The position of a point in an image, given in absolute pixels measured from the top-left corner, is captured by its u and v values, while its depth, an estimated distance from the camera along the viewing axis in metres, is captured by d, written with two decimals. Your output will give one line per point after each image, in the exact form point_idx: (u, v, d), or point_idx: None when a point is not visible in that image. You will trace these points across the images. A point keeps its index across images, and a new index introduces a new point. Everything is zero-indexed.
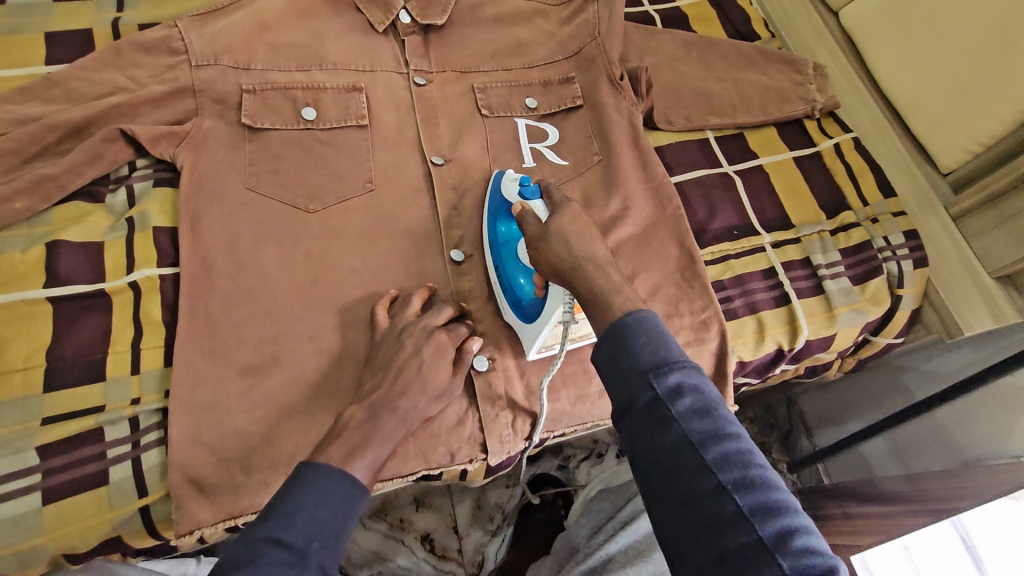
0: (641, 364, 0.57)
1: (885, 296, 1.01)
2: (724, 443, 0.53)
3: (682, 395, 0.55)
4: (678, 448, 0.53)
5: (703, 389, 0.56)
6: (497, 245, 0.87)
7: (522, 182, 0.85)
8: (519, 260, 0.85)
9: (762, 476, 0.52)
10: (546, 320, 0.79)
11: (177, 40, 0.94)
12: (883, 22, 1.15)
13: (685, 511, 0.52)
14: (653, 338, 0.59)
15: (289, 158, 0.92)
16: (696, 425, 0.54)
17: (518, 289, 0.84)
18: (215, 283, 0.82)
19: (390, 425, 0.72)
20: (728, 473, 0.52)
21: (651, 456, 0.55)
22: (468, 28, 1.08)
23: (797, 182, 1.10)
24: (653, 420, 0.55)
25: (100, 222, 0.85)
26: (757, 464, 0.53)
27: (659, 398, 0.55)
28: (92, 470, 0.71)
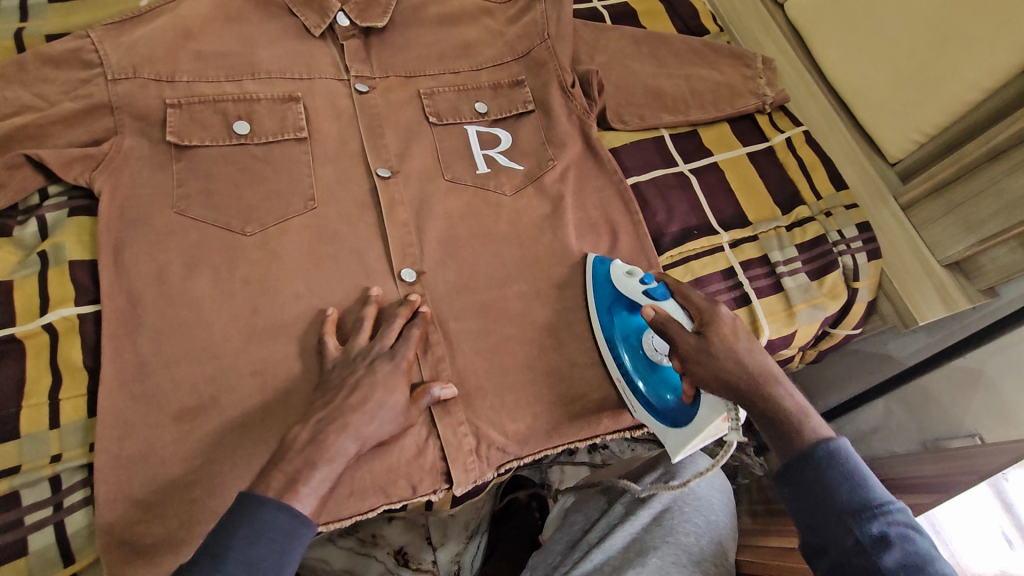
0: (840, 503, 0.61)
1: (842, 290, 1.01)
2: (889, 521, 0.60)
3: (839, 464, 0.63)
4: (829, 505, 0.62)
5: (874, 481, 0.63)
6: (615, 341, 0.84)
7: (643, 279, 0.82)
8: (648, 366, 0.81)
9: (941, 574, 0.57)
10: (696, 427, 0.73)
11: (89, 52, 0.87)
12: (828, 15, 1.15)
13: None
14: (844, 471, 0.63)
15: (222, 178, 0.86)
16: (855, 494, 0.62)
17: (653, 395, 0.80)
18: (142, 319, 0.75)
19: (337, 443, 0.67)
20: (876, 534, 0.59)
21: (812, 512, 0.63)
22: (412, 31, 1.04)
23: (752, 179, 1.08)
24: (811, 487, 0.63)
25: (8, 258, 0.76)
26: (918, 540, 0.60)
27: (813, 465, 0.64)
28: (7, 541, 0.65)
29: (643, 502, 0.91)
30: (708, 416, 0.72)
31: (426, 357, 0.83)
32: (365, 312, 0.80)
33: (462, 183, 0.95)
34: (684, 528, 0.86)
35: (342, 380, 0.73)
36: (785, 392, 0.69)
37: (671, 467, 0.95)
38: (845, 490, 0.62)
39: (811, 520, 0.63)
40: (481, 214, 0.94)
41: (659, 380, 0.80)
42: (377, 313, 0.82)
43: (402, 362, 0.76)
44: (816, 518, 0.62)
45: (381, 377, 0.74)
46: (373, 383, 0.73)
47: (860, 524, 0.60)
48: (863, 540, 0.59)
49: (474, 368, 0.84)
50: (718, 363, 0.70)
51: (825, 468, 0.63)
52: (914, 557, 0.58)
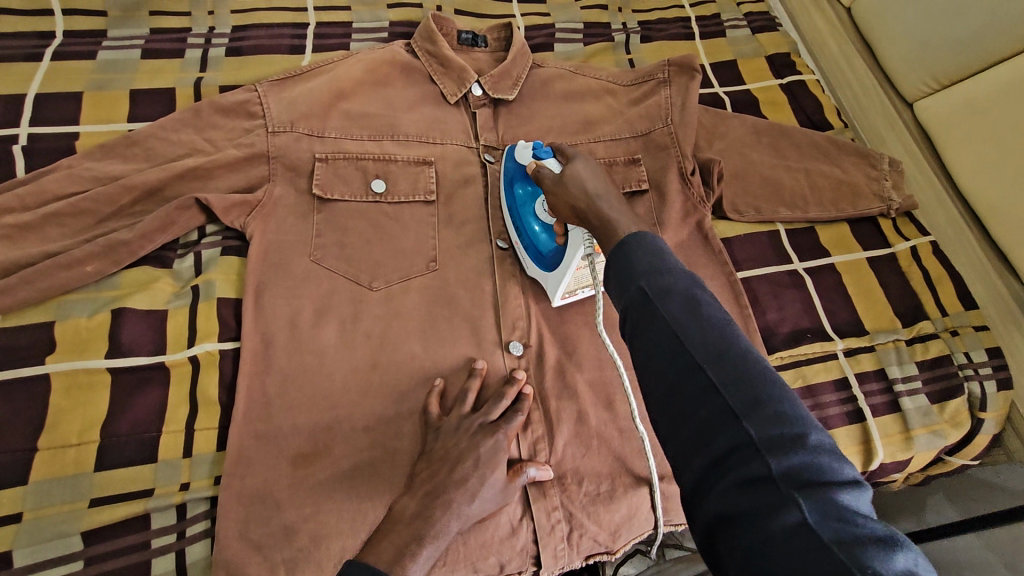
0: (637, 275, 0.54)
1: (965, 418, 0.94)
2: (676, 275, 0.53)
3: (639, 245, 0.56)
4: (631, 276, 0.54)
5: (663, 246, 0.56)
6: (513, 208, 0.92)
7: (535, 146, 0.90)
8: (536, 222, 0.89)
9: (721, 317, 0.51)
10: (567, 266, 0.83)
11: (254, 104, 0.96)
12: (964, 122, 1.11)
13: (654, 361, 0.51)
14: (648, 247, 0.55)
15: (355, 233, 0.91)
16: (650, 263, 0.54)
17: (537, 241, 0.88)
18: (273, 362, 0.80)
19: (444, 519, 0.69)
20: (689, 316, 0.50)
21: (619, 298, 0.55)
22: (537, 104, 1.10)
23: (871, 286, 1.04)
24: (617, 269, 0.56)
25: (165, 289, 0.83)
26: (703, 289, 0.52)
27: (626, 246, 0.57)
28: (135, 561, 0.70)
29: None
30: (575, 245, 0.81)
31: (526, 433, 0.83)
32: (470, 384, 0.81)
33: None
34: None
35: (447, 450, 0.74)
36: (615, 205, 0.67)
37: None
38: (643, 262, 0.54)
39: (630, 329, 0.53)
40: None
41: (538, 231, 0.88)
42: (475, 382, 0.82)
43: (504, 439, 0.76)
44: (624, 303, 0.54)
45: (484, 452, 0.74)
46: (477, 457, 0.74)
47: (645, 294, 0.52)
48: (652, 299, 0.52)
49: (572, 451, 0.83)
50: (570, 191, 0.72)
51: (629, 254, 0.56)
52: (711, 323, 0.50)
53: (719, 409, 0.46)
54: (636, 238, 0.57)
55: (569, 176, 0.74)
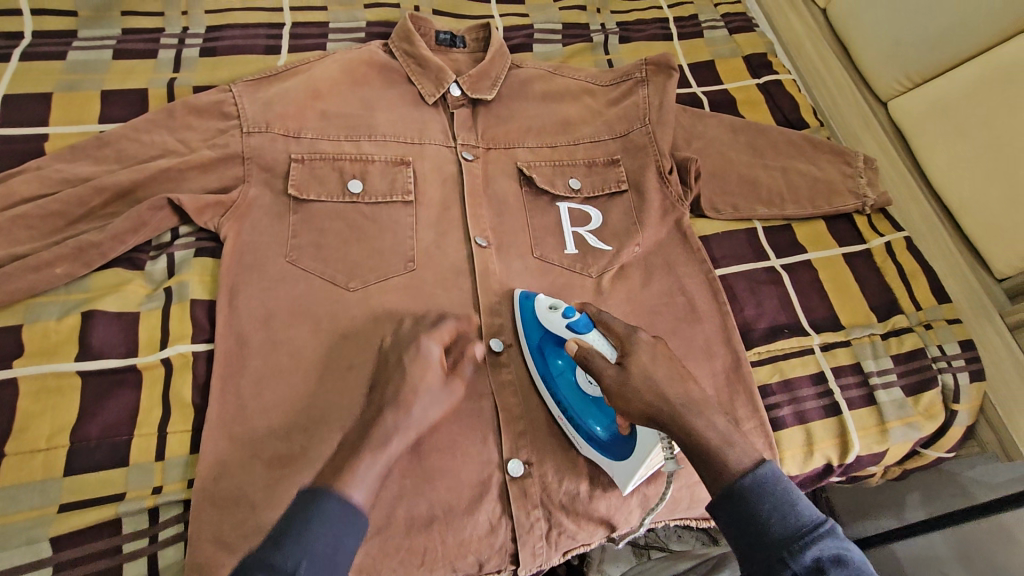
0: (773, 535, 0.62)
1: (939, 410, 0.96)
2: (823, 546, 0.62)
3: (769, 494, 0.64)
4: (767, 546, 0.62)
5: (794, 491, 0.65)
6: (551, 380, 0.83)
7: (565, 313, 0.81)
8: (585, 399, 0.80)
9: (859, 566, 0.62)
10: (640, 459, 0.75)
11: (229, 105, 0.95)
12: (937, 121, 1.13)
13: None
14: (778, 498, 0.64)
15: (332, 233, 0.91)
16: (784, 522, 0.63)
17: (596, 428, 0.79)
18: (247, 363, 0.79)
19: (382, 434, 0.73)
20: (816, 554, 0.61)
21: (749, 544, 0.63)
22: (516, 104, 1.10)
23: (847, 281, 1.05)
24: (741, 518, 0.64)
25: (137, 291, 0.82)
26: (846, 552, 0.62)
27: (750, 495, 0.64)
28: (106, 566, 0.68)
29: None
30: (650, 439, 0.74)
31: (506, 431, 0.82)
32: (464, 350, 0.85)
33: (551, 262, 0.98)
34: None
35: None
36: (705, 424, 0.68)
37: None
38: (777, 520, 0.63)
39: (747, 555, 0.64)
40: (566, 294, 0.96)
41: (588, 413, 0.80)
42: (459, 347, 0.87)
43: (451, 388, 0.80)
44: (755, 550, 0.63)
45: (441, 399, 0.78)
46: None
47: (782, 540, 0.62)
48: (800, 574, 0.61)
49: (552, 449, 0.82)
50: (641, 397, 0.70)
51: (753, 498, 0.64)
52: (840, 555, 0.62)
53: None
54: (768, 482, 0.65)
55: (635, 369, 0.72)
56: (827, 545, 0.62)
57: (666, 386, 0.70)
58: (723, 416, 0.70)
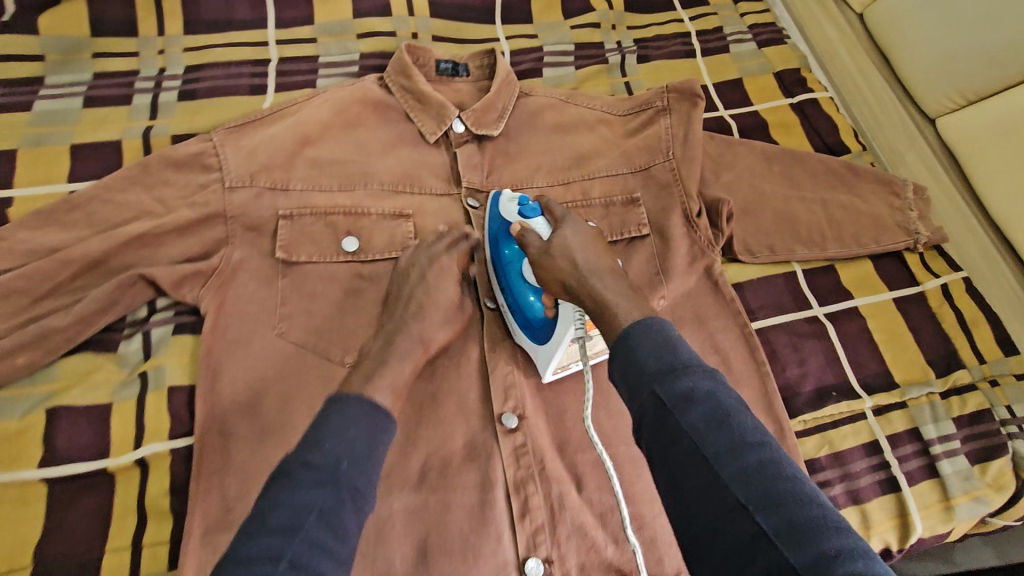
0: (651, 375, 0.51)
1: (1009, 480, 0.85)
2: (697, 379, 0.51)
3: (649, 336, 0.54)
4: (643, 383, 0.51)
5: (679, 338, 0.54)
6: (499, 264, 0.81)
7: (520, 202, 0.78)
8: (523, 284, 0.78)
9: (737, 409, 0.50)
10: (557, 341, 0.73)
11: (210, 156, 0.86)
12: (993, 143, 1.01)
13: (672, 459, 0.49)
14: (659, 342, 0.54)
15: (326, 298, 0.82)
16: (665, 362, 0.52)
17: (527, 310, 0.77)
18: (234, 457, 0.71)
19: (404, 345, 0.74)
20: (710, 410, 0.49)
21: (627, 396, 0.53)
22: (525, 138, 1.00)
23: (899, 330, 0.94)
24: (624, 367, 0.54)
25: (109, 378, 0.74)
26: (727, 396, 0.51)
27: (632, 336, 0.54)
28: None
29: None
30: (567, 321, 0.71)
31: (525, 524, 0.73)
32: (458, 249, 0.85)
33: None
34: None
35: None
36: (611, 286, 0.61)
37: None
38: (655, 361, 0.52)
39: (638, 415, 0.52)
40: None
41: (522, 294, 0.78)
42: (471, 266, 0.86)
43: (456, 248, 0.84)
44: (634, 399, 0.52)
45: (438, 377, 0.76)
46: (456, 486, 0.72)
47: (660, 393, 0.50)
48: (673, 407, 0.50)
49: (575, 544, 0.74)
50: (557, 264, 0.66)
51: (635, 344, 0.54)
52: (721, 413, 0.49)
53: (714, 499, 0.46)
54: (649, 324, 0.55)
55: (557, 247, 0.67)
56: (703, 381, 0.51)
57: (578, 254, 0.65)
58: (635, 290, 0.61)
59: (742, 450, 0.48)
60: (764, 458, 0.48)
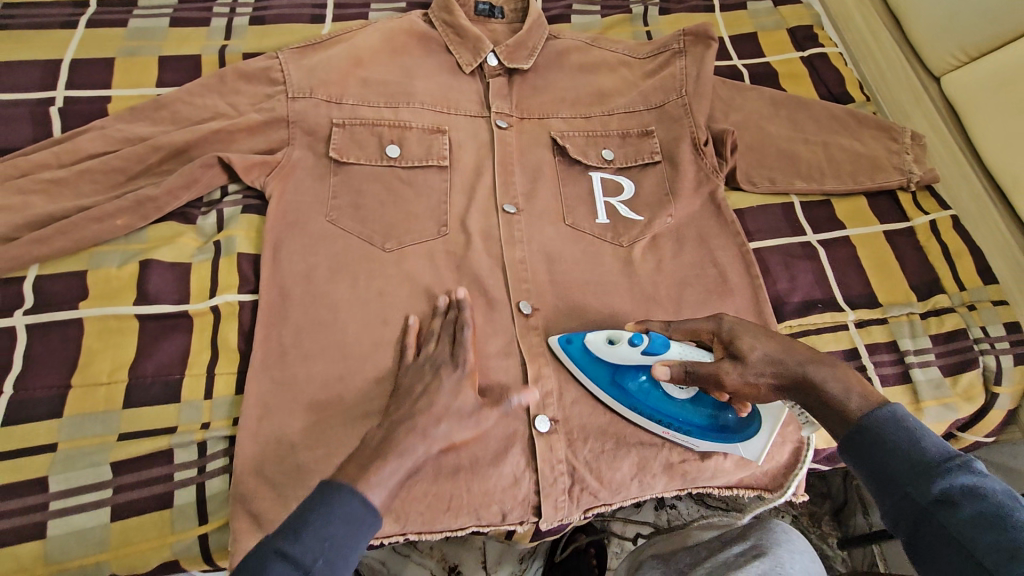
0: (906, 470, 0.57)
1: (978, 392, 0.93)
2: (959, 482, 0.55)
3: (898, 432, 0.60)
4: (894, 482, 0.58)
5: (931, 434, 0.59)
6: (641, 404, 0.83)
7: (633, 340, 0.81)
8: (684, 408, 0.81)
9: (1009, 503, 0.53)
10: (767, 431, 0.79)
11: (275, 71, 0.97)
12: (990, 96, 1.08)
13: (948, 561, 0.53)
14: (910, 436, 0.59)
15: (370, 194, 0.94)
16: (914, 457, 0.58)
17: (710, 424, 0.81)
18: (288, 313, 0.84)
19: (406, 440, 0.71)
20: (960, 482, 0.54)
21: (878, 488, 0.59)
22: (552, 75, 1.09)
23: (886, 258, 1.03)
24: (871, 461, 0.60)
25: (190, 243, 0.89)
26: (989, 486, 0.54)
27: (877, 434, 0.61)
28: (159, 491, 0.75)
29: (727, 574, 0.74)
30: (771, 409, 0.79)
31: (535, 387, 0.85)
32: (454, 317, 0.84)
33: (581, 229, 0.97)
34: None
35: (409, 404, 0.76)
36: (835, 379, 0.69)
37: (766, 543, 0.77)
38: (908, 453, 0.58)
39: (891, 501, 0.58)
40: (597, 261, 0.96)
41: (694, 417, 0.81)
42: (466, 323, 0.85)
43: (465, 372, 0.78)
44: (886, 498, 0.58)
45: (443, 375, 0.78)
46: (436, 381, 0.77)
47: (918, 483, 0.56)
48: (931, 506, 0.55)
49: (577, 409, 0.85)
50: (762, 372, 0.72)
51: (880, 437, 0.61)
52: (980, 504, 0.53)
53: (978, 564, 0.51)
54: (891, 420, 0.61)
55: (745, 346, 0.74)
56: (960, 479, 0.55)
57: (783, 355, 0.72)
58: (835, 363, 0.70)
59: (1022, 552, 0.49)
60: None
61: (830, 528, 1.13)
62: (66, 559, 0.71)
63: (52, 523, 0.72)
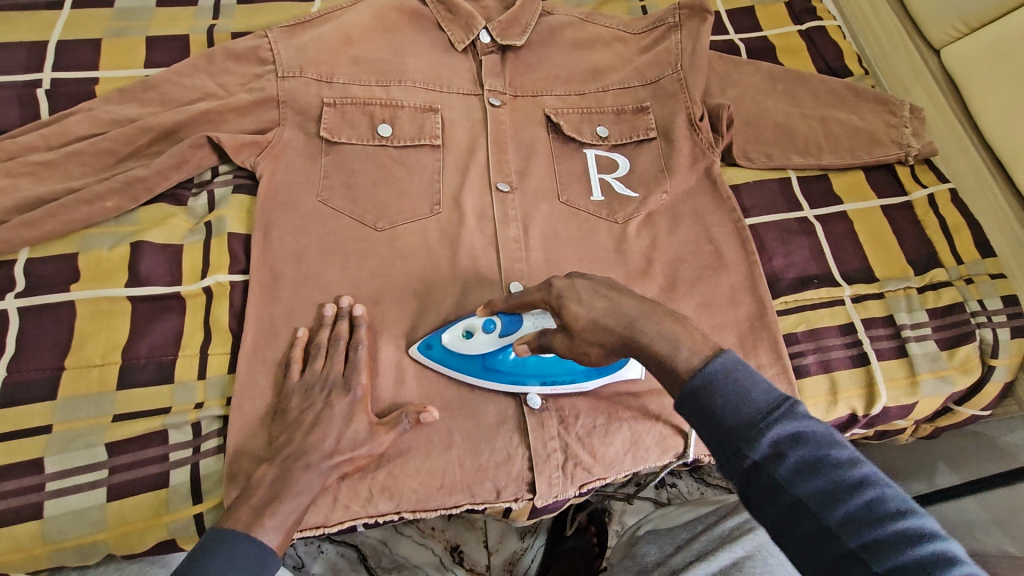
0: (735, 427, 0.49)
1: (976, 365, 0.93)
2: (783, 431, 0.48)
3: (724, 383, 0.51)
4: (726, 440, 0.49)
5: (754, 374, 0.52)
6: (523, 378, 0.81)
7: (485, 326, 0.80)
8: (551, 364, 0.81)
9: (829, 445, 0.48)
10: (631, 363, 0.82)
11: (265, 50, 0.95)
12: (992, 67, 1.05)
13: (773, 521, 0.47)
14: (740, 387, 0.51)
15: (362, 174, 0.93)
16: (741, 410, 0.50)
17: (581, 372, 0.81)
18: (281, 294, 0.84)
19: (304, 478, 0.72)
20: (791, 433, 0.48)
21: (710, 446, 0.51)
22: (545, 51, 1.07)
23: (884, 233, 1.02)
24: (701, 418, 0.52)
25: (181, 225, 0.89)
26: (814, 433, 0.48)
27: (705, 389, 0.52)
28: (154, 472, 0.76)
29: (724, 544, 0.75)
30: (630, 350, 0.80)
31: None
32: (339, 328, 0.82)
33: (575, 207, 0.97)
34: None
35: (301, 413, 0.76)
36: (661, 330, 0.57)
37: None
38: (738, 407, 0.50)
39: (724, 461, 0.50)
40: (591, 239, 0.95)
41: (563, 370, 0.81)
42: (355, 331, 0.83)
43: (357, 397, 0.78)
44: (717, 456, 0.51)
45: (335, 399, 0.77)
46: (327, 403, 0.77)
47: (748, 441, 0.49)
48: (761, 463, 0.48)
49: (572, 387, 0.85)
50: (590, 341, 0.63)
51: (707, 390, 0.52)
52: (810, 457, 0.47)
53: (810, 524, 0.46)
54: (720, 371, 0.52)
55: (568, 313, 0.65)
56: (786, 428, 0.48)
57: (609, 317, 0.61)
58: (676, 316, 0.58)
59: (844, 494, 0.46)
60: (869, 495, 0.46)
61: None
62: (65, 539, 0.72)
63: (49, 503, 0.72)
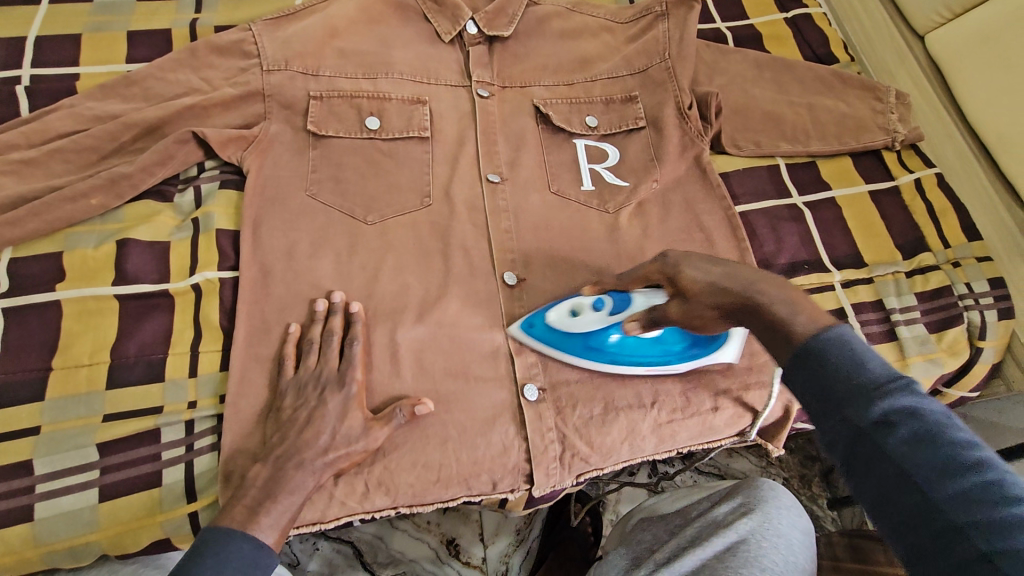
0: (853, 397, 0.50)
1: (963, 347, 0.94)
2: (906, 403, 0.49)
3: (839, 354, 0.52)
4: (834, 409, 0.51)
5: (877, 352, 0.52)
6: (625, 356, 0.82)
7: (597, 304, 0.81)
8: (649, 342, 0.82)
9: (944, 422, 0.48)
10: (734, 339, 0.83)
11: (249, 43, 0.94)
12: (974, 52, 1.06)
13: (876, 490, 0.48)
14: (858, 360, 0.52)
15: (350, 167, 0.92)
16: (861, 380, 0.50)
17: (687, 352, 0.83)
18: (271, 290, 0.84)
19: (297, 476, 0.72)
20: (892, 406, 0.49)
21: (818, 416, 0.52)
22: (532, 41, 1.06)
23: (871, 218, 1.03)
24: (812, 388, 0.53)
25: (168, 222, 0.88)
26: (928, 409, 0.48)
27: (821, 359, 0.53)
28: (147, 471, 0.75)
29: (717, 530, 0.75)
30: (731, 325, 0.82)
31: (521, 357, 0.85)
32: (332, 323, 0.81)
33: (566, 197, 0.97)
34: (764, 562, 0.69)
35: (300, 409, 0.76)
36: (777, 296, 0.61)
37: (752, 496, 0.78)
38: (862, 375, 0.51)
39: (831, 432, 0.51)
40: (582, 229, 0.95)
41: (675, 348, 0.82)
42: (347, 325, 0.83)
43: (352, 393, 0.77)
44: (822, 426, 0.52)
45: (328, 395, 0.77)
46: (320, 400, 0.76)
47: (860, 412, 0.49)
48: (870, 431, 0.49)
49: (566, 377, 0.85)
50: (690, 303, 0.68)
51: (826, 363, 0.53)
52: (920, 431, 0.47)
53: (914, 496, 0.46)
54: (835, 342, 0.53)
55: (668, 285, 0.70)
56: (903, 402, 0.49)
57: (728, 281, 0.65)
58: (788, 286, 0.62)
59: (956, 467, 0.45)
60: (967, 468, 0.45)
61: (820, 489, 1.15)
62: (57, 541, 0.71)
63: (40, 506, 0.72)
